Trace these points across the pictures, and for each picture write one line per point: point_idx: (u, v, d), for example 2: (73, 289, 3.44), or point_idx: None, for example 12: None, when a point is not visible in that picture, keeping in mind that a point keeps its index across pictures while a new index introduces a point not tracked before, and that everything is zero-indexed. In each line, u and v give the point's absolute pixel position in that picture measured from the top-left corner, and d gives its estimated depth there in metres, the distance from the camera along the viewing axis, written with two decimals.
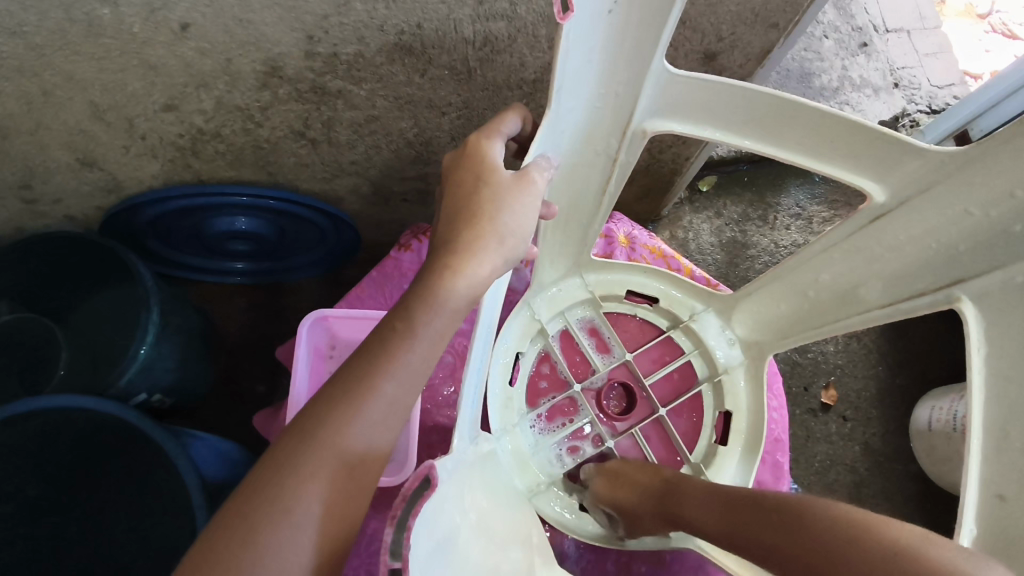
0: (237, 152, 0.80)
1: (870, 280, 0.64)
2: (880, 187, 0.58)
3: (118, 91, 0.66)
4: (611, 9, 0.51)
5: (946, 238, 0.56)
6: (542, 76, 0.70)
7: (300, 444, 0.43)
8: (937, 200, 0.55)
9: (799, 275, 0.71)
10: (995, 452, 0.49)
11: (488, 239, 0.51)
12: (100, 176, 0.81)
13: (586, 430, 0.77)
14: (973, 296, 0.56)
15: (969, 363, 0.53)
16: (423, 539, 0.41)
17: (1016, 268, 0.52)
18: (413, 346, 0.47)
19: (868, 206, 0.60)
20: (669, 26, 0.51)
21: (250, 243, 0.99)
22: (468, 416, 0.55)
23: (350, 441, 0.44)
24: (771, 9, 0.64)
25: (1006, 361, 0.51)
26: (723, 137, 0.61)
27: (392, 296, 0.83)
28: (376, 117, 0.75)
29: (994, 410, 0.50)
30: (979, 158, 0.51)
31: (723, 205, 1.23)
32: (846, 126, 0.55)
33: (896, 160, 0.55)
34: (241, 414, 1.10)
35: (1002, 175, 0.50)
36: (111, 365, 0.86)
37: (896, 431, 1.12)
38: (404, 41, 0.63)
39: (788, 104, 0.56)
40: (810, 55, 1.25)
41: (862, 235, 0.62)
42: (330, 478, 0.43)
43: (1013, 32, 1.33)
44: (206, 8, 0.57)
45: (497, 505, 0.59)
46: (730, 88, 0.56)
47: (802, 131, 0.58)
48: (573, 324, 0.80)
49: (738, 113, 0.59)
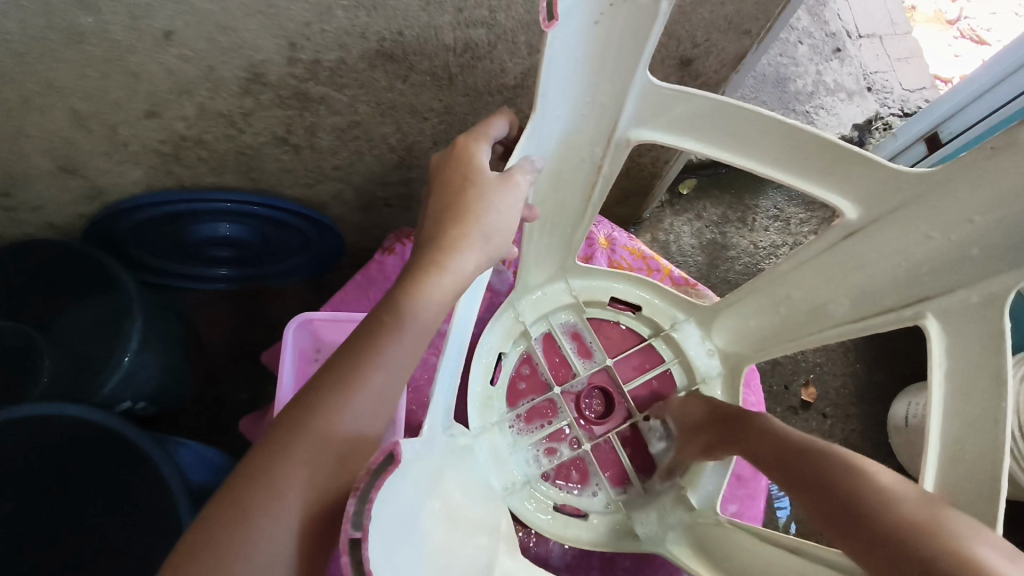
0: (221, 159, 0.80)
1: (839, 297, 0.66)
2: (852, 204, 0.59)
3: (99, 99, 0.67)
4: (598, 20, 0.51)
5: (916, 257, 0.58)
6: (522, 82, 0.72)
7: (290, 433, 0.44)
8: (903, 222, 0.57)
9: (770, 291, 0.73)
10: (948, 464, 0.51)
11: (470, 240, 0.52)
12: (82, 183, 0.81)
13: (565, 432, 0.78)
14: (938, 313, 0.57)
15: (931, 377, 0.55)
16: (385, 512, 0.40)
17: (971, 289, 0.54)
18: (401, 337, 0.48)
19: (840, 222, 0.61)
20: (651, 41, 0.52)
21: (233, 249, 0.99)
22: (440, 407, 0.57)
23: (337, 429, 0.44)
24: (743, 16, 0.66)
25: (967, 363, 0.53)
26: (699, 148, 0.62)
27: (376, 299, 0.84)
28: (359, 122, 0.76)
29: (952, 416, 0.53)
30: (939, 183, 0.53)
31: (703, 208, 1.26)
32: (817, 144, 0.57)
33: (866, 175, 0.56)
34: (225, 419, 1.10)
35: (958, 204, 0.53)
36: (94, 371, 0.85)
37: (874, 427, 1.14)
38: (386, 48, 0.64)
39: (764, 119, 0.57)
40: (785, 61, 1.28)
41: (835, 250, 0.64)
42: (318, 462, 0.43)
43: (981, 38, 1.38)
44: (189, 16, 0.57)
45: (468, 497, 0.60)
46: (710, 103, 0.58)
47: (777, 147, 0.59)
48: (556, 327, 0.82)
49: (714, 126, 0.60)
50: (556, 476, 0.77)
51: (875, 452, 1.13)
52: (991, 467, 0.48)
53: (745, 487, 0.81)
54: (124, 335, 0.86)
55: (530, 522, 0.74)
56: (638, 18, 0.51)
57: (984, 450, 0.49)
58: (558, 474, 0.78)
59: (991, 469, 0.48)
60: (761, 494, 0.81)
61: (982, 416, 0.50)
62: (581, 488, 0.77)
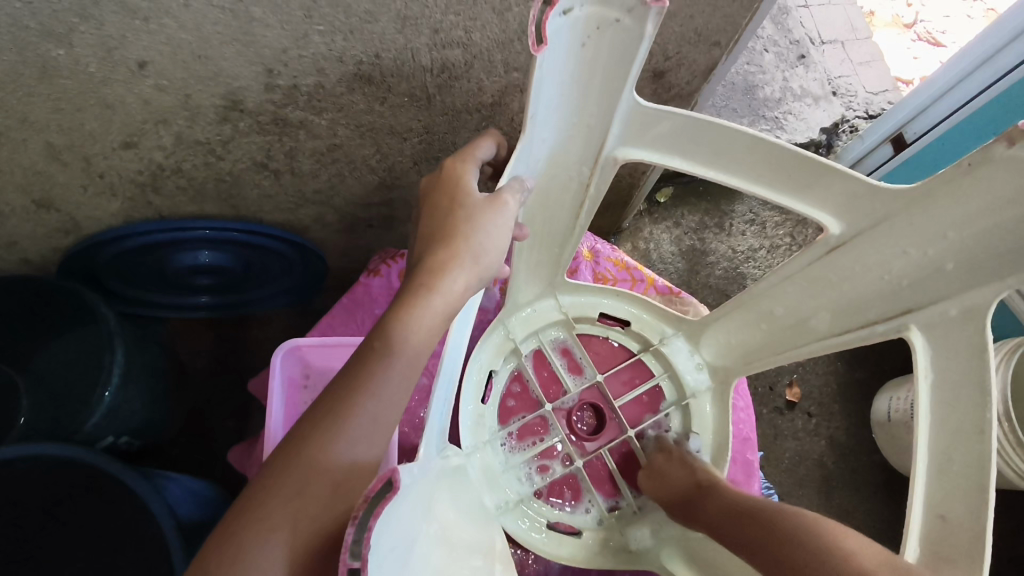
0: (199, 187, 0.79)
1: (820, 312, 0.68)
2: (836, 219, 0.61)
3: (75, 131, 0.66)
4: (584, 43, 0.52)
5: (896, 270, 0.60)
6: (500, 100, 0.73)
7: (286, 464, 0.43)
8: (880, 228, 0.59)
9: (755, 305, 0.74)
10: (937, 473, 0.53)
11: (462, 263, 0.52)
12: (57, 217, 0.80)
13: (557, 448, 0.78)
14: (921, 325, 0.59)
15: (918, 386, 0.57)
16: (381, 547, 0.40)
17: (948, 303, 0.56)
18: (391, 365, 0.47)
19: (824, 238, 0.63)
20: (637, 62, 0.53)
21: (215, 277, 0.98)
22: (434, 430, 0.56)
23: (331, 460, 0.44)
24: (712, 28, 0.68)
25: (952, 373, 0.55)
26: (689, 166, 0.63)
27: (364, 322, 0.84)
28: (338, 145, 0.76)
29: (938, 427, 0.55)
30: (916, 201, 0.54)
31: (681, 215, 1.28)
32: (803, 162, 0.58)
33: (844, 190, 0.58)
34: (213, 450, 1.09)
35: (933, 219, 0.54)
36: (74, 409, 0.84)
37: (858, 423, 1.16)
38: (363, 71, 0.64)
39: (750, 138, 0.58)
40: (752, 69, 1.31)
41: (819, 265, 0.65)
42: (313, 492, 0.43)
43: (937, 41, 1.43)
44: (165, 46, 0.57)
45: (462, 516, 0.60)
46: (696, 122, 0.59)
47: (762, 165, 0.60)
48: (547, 344, 0.82)
49: (701, 146, 0.61)
50: (549, 494, 0.77)
51: (861, 448, 1.15)
52: (977, 479, 0.50)
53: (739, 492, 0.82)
54: (104, 368, 0.85)
55: (524, 542, 0.74)
56: (624, 40, 0.51)
57: (972, 459, 0.51)
58: (552, 492, 0.77)
59: (979, 478, 0.50)
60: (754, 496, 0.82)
61: (965, 427, 0.53)
62: (574, 505, 0.77)
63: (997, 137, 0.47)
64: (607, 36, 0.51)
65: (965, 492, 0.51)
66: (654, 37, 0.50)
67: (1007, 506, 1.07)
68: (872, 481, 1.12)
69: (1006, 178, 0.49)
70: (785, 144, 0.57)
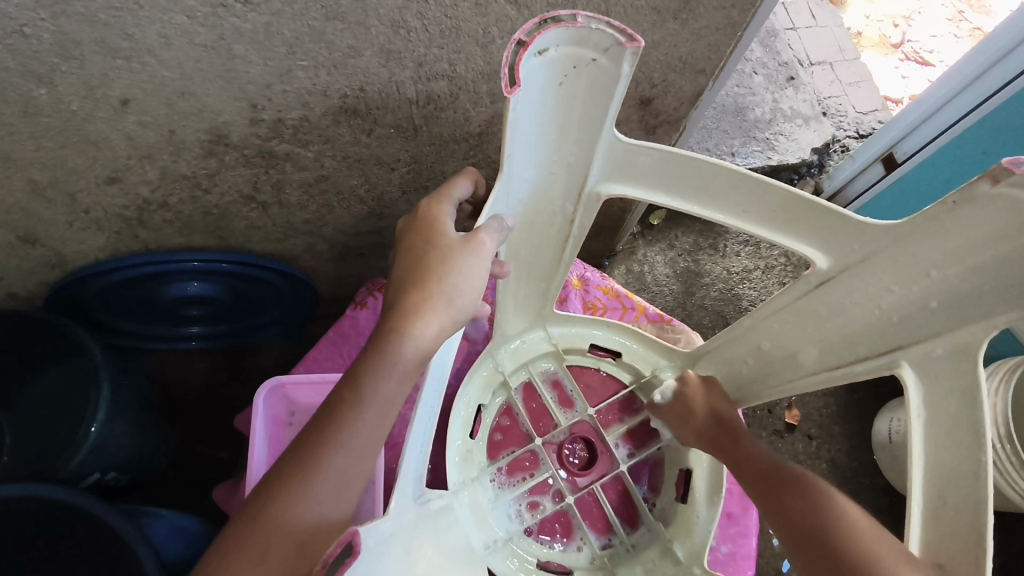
0: (187, 220, 0.79)
1: (808, 346, 0.67)
2: (822, 255, 0.60)
3: (58, 168, 0.65)
4: (561, 82, 0.52)
5: (885, 306, 0.59)
6: (487, 129, 0.72)
7: (251, 523, 0.45)
8: (874, 264, 0.57)
9: (742, 341, 0.73)
10: (931, 516, 0.52)
11: (436, 308, 0.51)
12: (43, 252, 0.79)
13: (547, 484, 0.76)
14: (912, 362, 0.58)
15: (910, 426, 0.56)
16: None
17: (935, 341, 0.56)
18: (360, 416, 0.48)
19: (812, 272, 0.62)
20: (616, 101, 0.53)
21: (206, 307, 0.97)
22: (410, 476, 0.55)
23: (299, 518, 0.45)
24: (697, 57, 0.68)
25: (943, 410, 0.54)
26: (672, 202, 0.62)
27: (350, 356, 0.83)
28: (325, 176, 0.75)
29: (933, 472, 0.53)
30: (905, 235, 0.54)
31: (675, 237, 1.27)
32: (786, 197, 0.57)
33: (828, 227, 0.57)
34: (203, 484, 1.07)
35: (918, 258, 0.54)
36: (60, 449, 0.82)
37: (860, 446, 1.14)
38: (348, 104, 0.64)
39: (732, 173, 0.58)
40: (742, 91, 1.32)
41: (810, 298, 0.64)
42: (280, 554, 0.44)
43: (925, 60, 1.44)
44: (148, 84, 0.57)
45: (445, 561, 0.60)
46: (678, 157, 0.58)
47: (747, 202, 0.60)
48: (537, 376, 0.81)
49: (684, 181, 0.60)
50: (540, 531, 0.75)
51: (863, 470, 1.13)
52: (975, 526, 0.48)
53: (736, 525, 0.81)
54: (91, 406, 0.82)
55: None
56: (601, 78, 0.51)
57: (968, 504, 0.50)
58: (542, 529, 0.75)
59: (977, 527, 0.48)
60: (753, 528, 0.81)
61: (959, 470, 0.52)
62: (566, 543, 0.75)
63: (981, 175, 0.47)
64: (584, 74, 0.51)
65: (960, 541, 0.49)
66: (630, 76, 0.50)
67: (1011, 527, 1.05)
68: (875, 504, 1.10)
69: (992, 211, 0.48)
70: (768, 179, 0.57)
